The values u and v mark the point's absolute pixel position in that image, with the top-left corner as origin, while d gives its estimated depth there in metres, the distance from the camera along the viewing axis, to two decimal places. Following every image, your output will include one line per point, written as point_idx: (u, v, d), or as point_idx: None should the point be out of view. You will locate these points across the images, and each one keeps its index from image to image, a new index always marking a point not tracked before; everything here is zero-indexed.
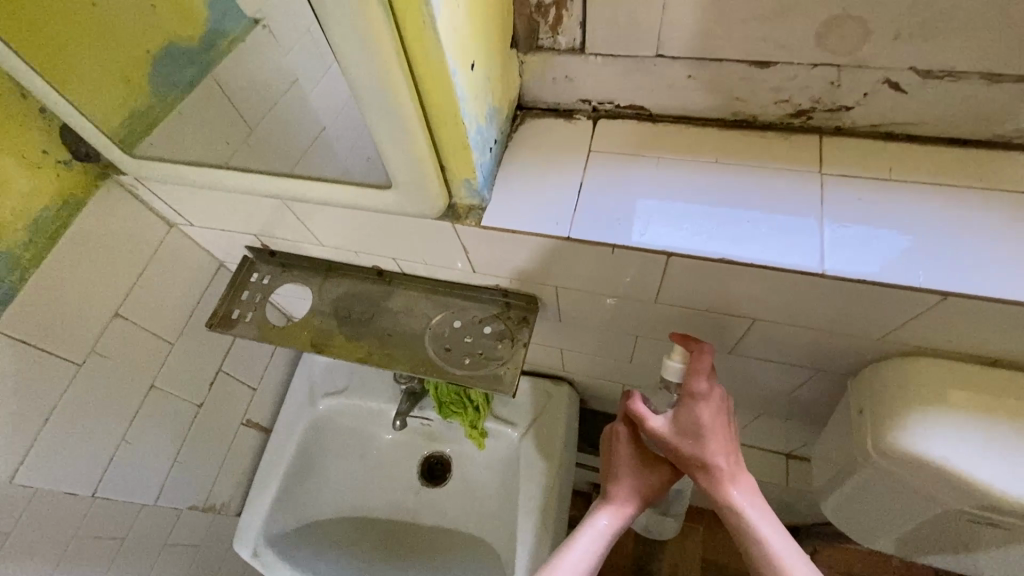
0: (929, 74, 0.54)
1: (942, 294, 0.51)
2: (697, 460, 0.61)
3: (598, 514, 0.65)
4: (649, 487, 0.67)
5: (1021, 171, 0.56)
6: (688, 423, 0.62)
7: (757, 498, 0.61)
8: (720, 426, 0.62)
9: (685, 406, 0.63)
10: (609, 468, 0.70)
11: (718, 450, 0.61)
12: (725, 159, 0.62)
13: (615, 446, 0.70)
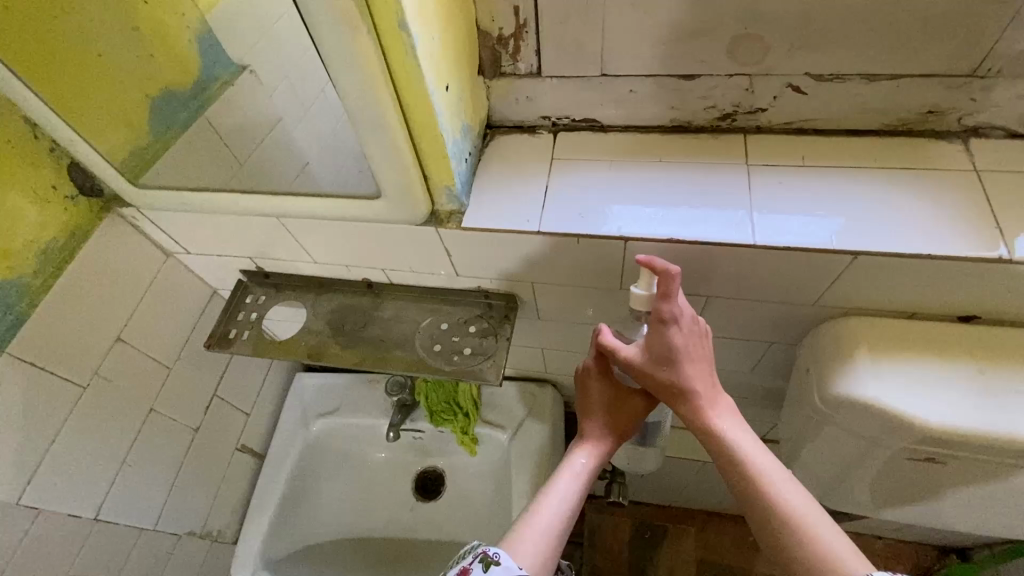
0: (821, 78, 0.60)
1: (853, 255, 0.57)
2: (669, 381, 0.58)
3: (574, 455, 0.64)
4: (622, 418, 0.66)
5: (924, 151, 0.62)
6: (660, 348, 0.57)
7: (731, 413, 0.58)
8: (692, 345, 0.58)
9: (656, 330, 0.56)
10: (582, 406, 0.68)
11: (691, 367, 0.58)
12: (666, 158, 0.67)
13: (587, 384, 0.68)
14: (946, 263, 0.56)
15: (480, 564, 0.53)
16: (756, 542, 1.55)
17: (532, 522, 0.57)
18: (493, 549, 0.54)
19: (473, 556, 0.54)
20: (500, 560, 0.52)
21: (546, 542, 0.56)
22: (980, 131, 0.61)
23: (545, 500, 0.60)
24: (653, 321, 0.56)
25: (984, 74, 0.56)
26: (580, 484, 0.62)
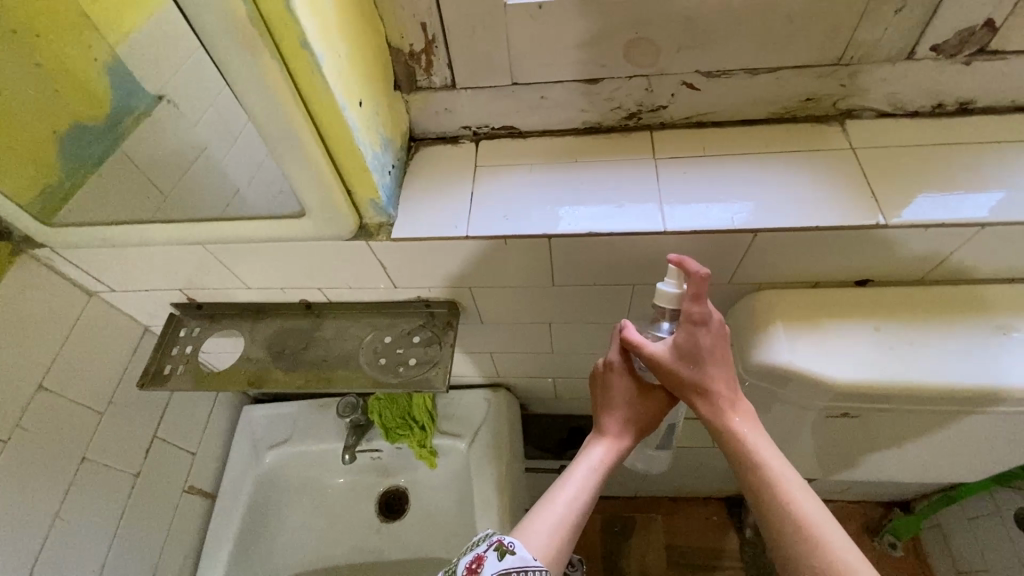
0: (710, 74, 0.65)
1: (753, 232, 0.62)
2: (691, 388, 0.58)
3: (593, 449, 0.64)
4: (644, 414, 0.66)
5: (808, 136, 0.68)
6: (683, 346, 0.56)
7: (770, 445, 0.57)
8: (720, 351, 0.57)
9: (685, 329, 0.55)
10: (602, 400, 0.67)
11: (715, 374, 0.58)
12: (581, 158, 0.71)
13: (609, 377, 0.67)
14: (835, 232, 0.62)
15: (495, 553, 0.54)
16: (722, 521, 1.61)
17: (544, 513, 0.59)
18: (507, 539, 0.55)
19: (487, 544, 0.55)
20: (515, 549, 0.54)
21: (558, 533, 0.58)
22: (854, 113, 0.68)
23: (559, 492, 0.61)
24: (683, 322, 0.55)
25: (848, 61, 0.62)
26: (596, 479, 0.62)
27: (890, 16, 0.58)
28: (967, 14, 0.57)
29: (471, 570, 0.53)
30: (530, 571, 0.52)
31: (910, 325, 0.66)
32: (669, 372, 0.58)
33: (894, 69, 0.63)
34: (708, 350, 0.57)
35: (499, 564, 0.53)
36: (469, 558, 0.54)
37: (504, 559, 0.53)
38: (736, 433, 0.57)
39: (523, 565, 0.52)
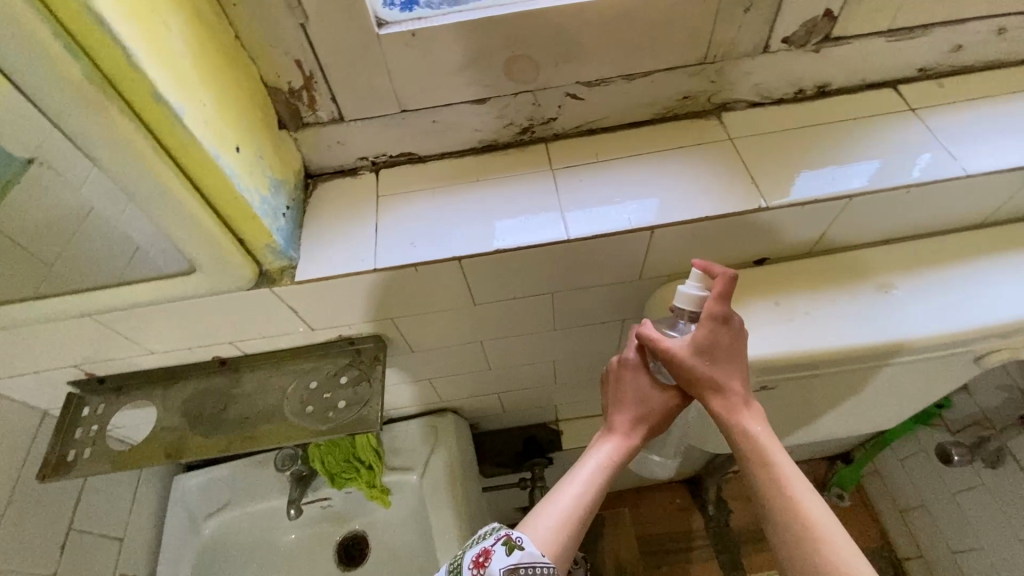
0: (591, 84, 0.67)
1: (651, 229, 0.65)
2: (706, 385, 0.59)
3: (603, 447, 0.64)
4: (656, 414, 0.65)
5: (691, 131, 0.72)
6: (702, 341, 0.59)
7: (781, 449, 0.57)
8: (736, 349, 0.60)
9: (707, 325, 0.59)
10: (614, 398, 0.66)
11: (729, 373, 0.60)
12: (482, 177, 0.71)
13: (621, 374, 0.66)
14: (725, 219, 0.65)
15: (503, 547, 0.53)
16: (684, 503, 1.68)
17: (551, 508, 0.59)
18: (515, 534, 0.55)
19: (495, 537, 0.55)
20: (524, 544, 0.53)
21: (564, 529, 0.57)
22: (729, 105, 0.72)
23: (567, 488, 0.60)
24: (706, 317, 0.58)
25: (713, 59, 0.66)
26: (604, 478, 0.62)
27: (741, 15, 0.62)
28: (807, 8, 0.62)
29: (479, 564, 0.52)
30: (539, 566, 0.52)
31: (807, 296, 0.70)
32: (687, 367, 0.59)
33: (755, 62, 0.67)
34: (726, 347, 0.59)
35: (507, 559, 0.52)
36: (476, 552, 0.54)
37: (512, 553, 0.53)
38: (748, 433, 0.58)
39: (533, 560, 0.52)
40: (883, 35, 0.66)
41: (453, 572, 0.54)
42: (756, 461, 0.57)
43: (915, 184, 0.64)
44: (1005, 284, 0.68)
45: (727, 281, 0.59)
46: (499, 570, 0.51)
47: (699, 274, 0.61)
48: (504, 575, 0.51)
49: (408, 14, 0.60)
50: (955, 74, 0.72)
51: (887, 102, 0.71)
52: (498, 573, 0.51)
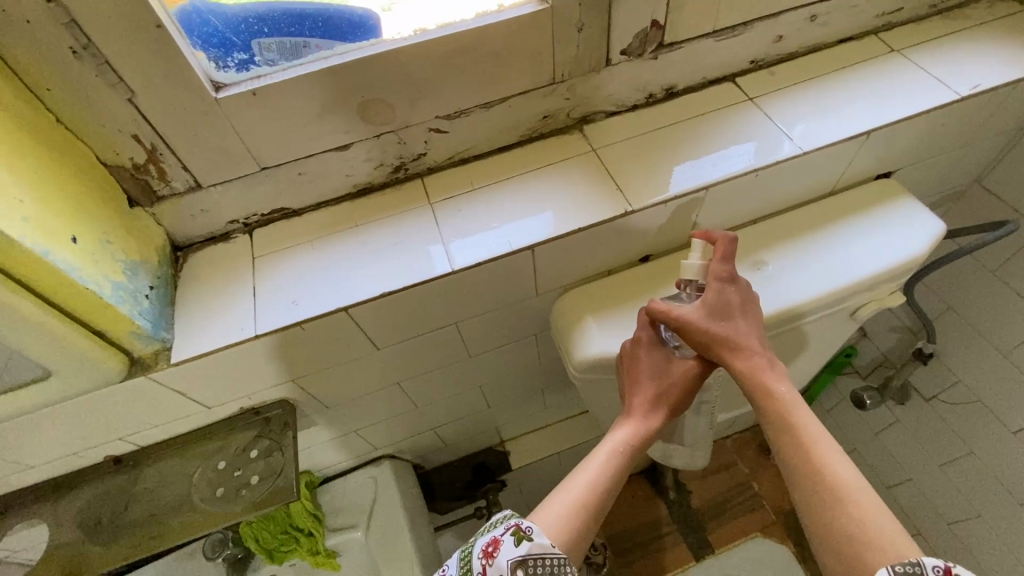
0: (451, 116, 0.68)
1: (531, 248, 0.67)
2: (725, 346, 0.62)
3: (619, 431, 0.65)
4: (673, 391, 0.67)
5: (559, 147, 0.74)
6: (714, 302, 0.62)
7: (805, 408, 0.59)
8: (747, 308, 0.64)
9: (715, 285, 0.63)
10: (630, 379, 0.68)
11: (746, 332, 0.62)
12: (361, 222, 0.70)
13: (637, 354, 0.68)
14: (598, 228, 0.68)
15: (511, 538, 0.55)
16: (647, 493, 1.72)
17: (567, 495, 0.61)
18: (525, 524, 0.57)
19: (504, 527, 0.56)
20: (532, 535, 0.55)
21: (575, 515, 0.59)
22: (588, 118, 0.76)
23: (581, 472, 0.63)
24: (714, 278, 0.63)
25: (561, 78, 0.69)
26: (620, 460, 0.64)
27: (575, 35, 0.65)
28: (635, 21, 0.66)
29: (488, 553, 0.54)
30: (547, 558, 0.54)
31: None
32: (704, 330, 0.62)
33: (601, 76, 0.71)
34: (737, 307, 0.63)
35: (515, 550, 0.54)
36: (486, 541, 0.55)
37: (519, 545, 0.54)
38: (770, 391, 0.59)
39: (542, 552, 0.54)
40: (710, 36, 0.71)
41: (463, 558, 0.56)
42: (780, 419, 0.58)
43: (761, 166, 0.70)
44: (855, 244, 0.74)
45: (727, 242, 0.64)
46: (508, 560, 0.53)
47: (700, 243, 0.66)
48: (512, 565, 0.53)
49: (245, 73, 0.59)
50: (784, 61, 0.78)
51: (730, 94, 0.76)
52: (506, 563, 0.53)
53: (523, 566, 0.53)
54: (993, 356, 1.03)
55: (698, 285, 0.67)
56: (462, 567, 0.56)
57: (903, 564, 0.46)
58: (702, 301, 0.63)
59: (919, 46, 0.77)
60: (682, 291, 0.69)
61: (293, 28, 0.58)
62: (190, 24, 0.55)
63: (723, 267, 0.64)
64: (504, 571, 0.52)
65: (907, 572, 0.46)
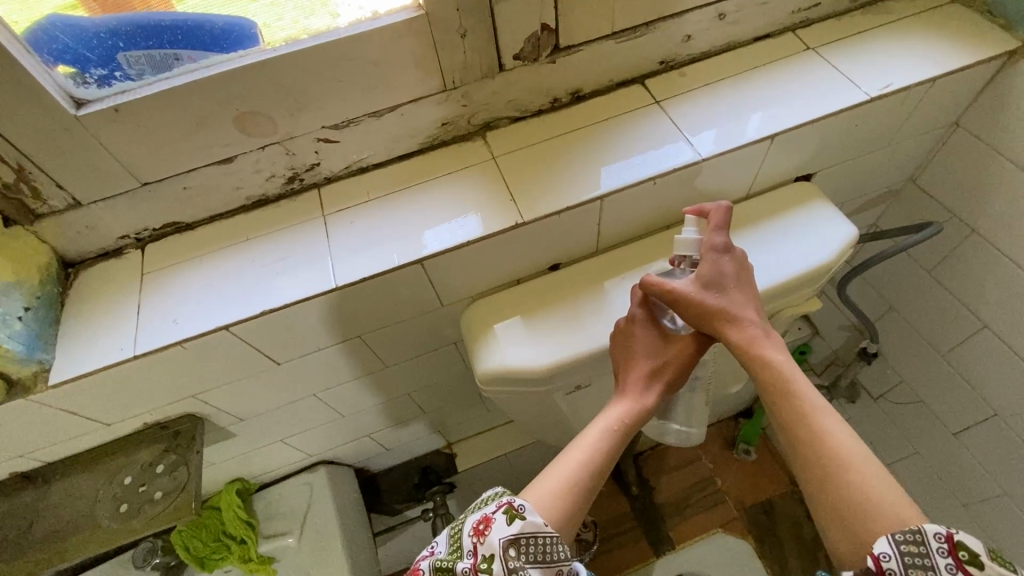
0: (339, 126, 0.66)
1: (419, 261, 0.65)
2: (721, 318, 0.59)
3: (612, 407, 0.63)
4: (670, 367, 0.64)
5: (460, 155, 0.73)
6: (709, 275, 0.60)
7: (805, 378, 0.56)
8: (742, 280, 0.62)
9: (709, 256, 0.61)
10: (625, 357, 0.65)
11: (742, 303, 0.60)
12: (253, 235, 0.69)
13: (632, 331, 0.65)
14: (489, 239, 0.67)
15: (503, 516, 0.53)
16: (610, 490, 1.72)
17: (558, 472, 0.58)
18: (517, 501, 0.55)
19: (496, 504, 0.55)
20: (525, 513, 0.53)
21: (568, 493, 0.56)
22: (491, 124, 0.74)
23: (574, 449, 0.60)
24: (707, 250, 0.61)
25: (453, 85, 0.67)
26: (616, 438, 0.61)
27: (459, 40, 0.63)
28: (523, 25, 0.64)
29: (478, 531, 0.54)
30: (540, 536, 0.52)
31: (592, 299, 0.72)
32: (700, 303, 0.59)
33: (497, 81, 0.69)
34: (733, 279, 0.61)
35: (508, 528, 0.52)
36: (476, 519, 0.55)
37: (512, 522, 0.53)
38: (767, 362, 0.57)
39: (534, 531, 0.53)
40: (610, 38, 0.69)
41: (453, 536, 0.56)
42: (781, 390, 0.55)
43: (658, 174, 0.68)
44: (761, 251, 0.72)
45: (720, 214, 0.63)
46: (499, 539, 0.52)
47: (693, 216, 0.64)
48: (504, 544, 0.52)
49: (109, 89, 0.58)
50: (696, 61, 0.76)
51: (637, 97, 0.74)
52: (498, 542, 0.52)
53: (515, 545, 0.52)
54: (932, 356, 1.01)
55: (693, 262, 0.65)
56: (451, 545, 0.56)
57: (905, 533, 0.45)
58: (697, 275, 0.61)
59: (837, 44, 0.74)
60: (677, 269, 0.66)
61: (152, 41, 0.57)
62: (39, 42, 0.53)
63: (717, 238, 0.62)
64: (496, 550, 0.51)
65: (908, 541, 0.44)
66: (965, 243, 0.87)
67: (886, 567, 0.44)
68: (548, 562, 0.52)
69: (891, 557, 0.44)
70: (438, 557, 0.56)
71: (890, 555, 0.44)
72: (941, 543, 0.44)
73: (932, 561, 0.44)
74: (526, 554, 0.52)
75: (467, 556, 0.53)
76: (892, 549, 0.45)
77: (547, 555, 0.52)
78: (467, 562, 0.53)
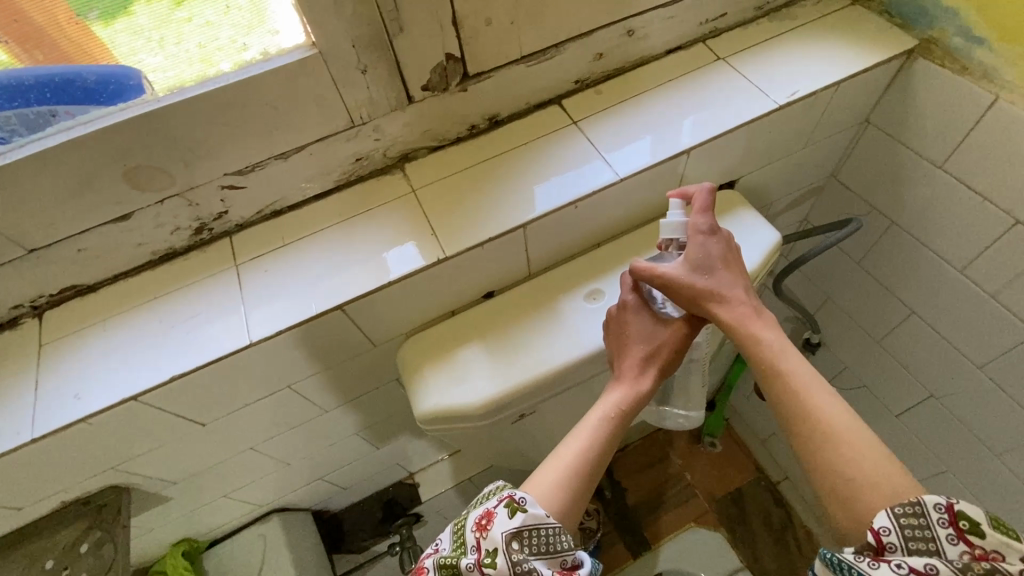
0: (242, 172, 0.63)
1: (339, 307, 0.63)
2: (710, 299, 0.58)
3: (608, 395, 0.62)
4: (664, 351, 0.63)
5: (378, 190, 0.70)
6: (696, 257, 0.59)
7: (796, 355, 0.55)
8: (731, 261, 0.60)
9: (695, 239, 0.60)
10: (618, 344, 0.64)
11: (731, 283, 0.58)
12: (162, 293, 0.65)
13: (624, 319, 0.64)
14: (410, 279, 0.65)
15: (505, 510, 0.53)
16: None
17: (557, 464, 0.57)
18: (519, 494, 0.54)
19: (497, 499, 0.54)
20: (527, 505, 0.53)
21: (568, 483, 0.56)
22: (408, 155, 0.72)
23: (571, 441, 0.59)
24: (693, 232, 0.60)
25: (362, 120, 0.65)
26: (612, 425, 0.60)
27: (360, 77, 0.60)
28: (426, 56, 0.62)
29: (481, 527, 0.53)
30: (542, 528, 0.52)
31: (525, 327, 0.71)
32: (688, 286, 0.58)
33: (407, 114, 0.67)
34: (721, 258, 0.59)
35: (510, 522, 0.51)
36: (479, 514, 0.54)
37: (515, 516, 0.52)
38: (759, 341, 0.56)
39: (537, 522, 0.52)
40: (520, 62, 0.68)
41: (456, 532, 0.55)
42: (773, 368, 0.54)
43: (579, 198, 0.67)
44: None
45: (704, 196, 0.61)
46: (501, 533, 0.51)
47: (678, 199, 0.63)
48: (507, 537, 0.50)
49: None
50: (611, 77, 0.76)
51: (554, 118, 0.74)
52: (501, 535, 0.51)
53: (518, 537, 0.51)
54: (869, 343, 1.04)
55: (681, 246, 0.64)
56: (456, 540, 0.54)
57: (904, 506, 0.44)
58: (685, 259, 0.60)
59: (744, 53, 0.75)
60: (665, 253, 0.65)
61: (18, 101, 0.54)
62: None
63: (703, 220, 0.61)
64: (499, 544, 0.50)
65: (908, 514, 0.44)
66: (887, 234, 0.90)
67: (887, 542, 0.44)
68: (551, 553, 0.51)
69: (891, 531, 0.44)
70: (442, 554, 0.54)
71: (890, 528, 0.44)
72: (941, 514, 0.43)
73: (933, 532, 0.43)
74: (529, 546, 0.51)
75: (471, 552, 0.51)
76: (892, 522, 0.44)
77: (550, 545, 0.52)
78: (471, 557, 0.51)
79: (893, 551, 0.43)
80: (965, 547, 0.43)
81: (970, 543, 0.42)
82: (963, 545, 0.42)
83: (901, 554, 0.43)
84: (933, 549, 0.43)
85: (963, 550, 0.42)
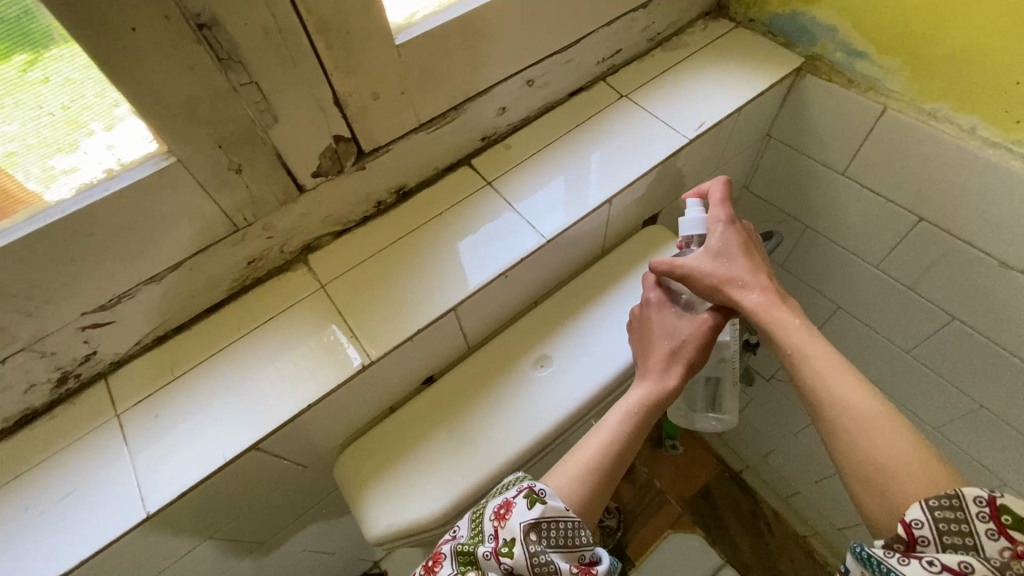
0: (107, 306, 0.52)
1: (252, 447, 0.54)
2: (731, 288, 0.56)
3: (632, 391, 0.60)
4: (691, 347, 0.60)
5: (281, 292, 0.62)
6: (714, 247, 0.58)
7: (823, 339, 0.52)
8: (752, 251, 0.58)
9: (712, 230, 0.59)
10: (642, 342, 0.63)
11: (754, 272, 0.56)
12: (22, 469, 0.52)
13: (646, 316, 0.63)
14: (334, 394, 0.57)
15: (524, 500, 0.50)
16: None
17: (579, 459, 0.55)
18: (538, 486, 0.51)
19: (517, 490, 0.51)
20: (547, 498, 0.50)
21: (588, 478, 0.54)
22: (311, 246, 0.64)
23: (593, 434, 0.57)
24: (710, 224, 0.59)
25: (247, 222, 0.56)
26: (636, 421, 0.57)
27: (235, 176, 0.52)
28: (310, 142, 0.54)
29: (500, 516, 0.50)
30: (562, 522, 0.49)
31: (474, 412, 0.65)
32: (708, 272, 0.57)
33: (300, 204, 0.59)
34: (742, 245, 0.57)
35: (530, 512, 0.49)
36: (497, 503, 0.51)
37: (535, 507, 0.49)
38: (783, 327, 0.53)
39: (556, 514, 0.49)
40: (419, 130, 0.62)
41: (474, 521, 0.52)
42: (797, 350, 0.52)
43: (509, 267, 0.63)
44: None
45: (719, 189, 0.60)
46: (520, 523, 0.48)
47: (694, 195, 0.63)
48: (525, 528, 0.48)
49: None
50: (516, 129, 0.72)
51: (466, 181, 0.69)
52: (519, 526, 0.48)
53: (536, 530, 0.48)
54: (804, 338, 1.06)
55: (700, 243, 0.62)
56: (473, 529, 0.52)
57: (940, 498, 0.40)
58: (706, 247, 0.59)
59: (645, 87, 0.74)
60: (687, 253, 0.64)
61: None
62: None
63: (721, 211, 0.59)
64: (517, 535, 0.48)
65: (943, 506, 0.40)
66: (803, 237, 0.92)
67: (918, 536, 0.40)
68: (571, 547, 0.49)
69: (923, 524, 0.40)
70: (459, 542, 0.51)
71: (923, 521, 0.40)
72: (980, 508, 0.40)
73: (970, 527, 0.39)
74: (548, 539, 0.48)
75: (488, 540, 0.49)
76: (925, 515, 0.40)
77: (569, 539, 0.49)
78: (488, 546, 0.49)
79: (925, 545, 0.40)
80: (1006, 544, 0.39)
81: (1012, 540, 0.39)
82: (1004, 541, 0.39)
83: (933, 549, 0.40)
84: (971, 545, 0.39)
85: (1004, 547, 0.39)
